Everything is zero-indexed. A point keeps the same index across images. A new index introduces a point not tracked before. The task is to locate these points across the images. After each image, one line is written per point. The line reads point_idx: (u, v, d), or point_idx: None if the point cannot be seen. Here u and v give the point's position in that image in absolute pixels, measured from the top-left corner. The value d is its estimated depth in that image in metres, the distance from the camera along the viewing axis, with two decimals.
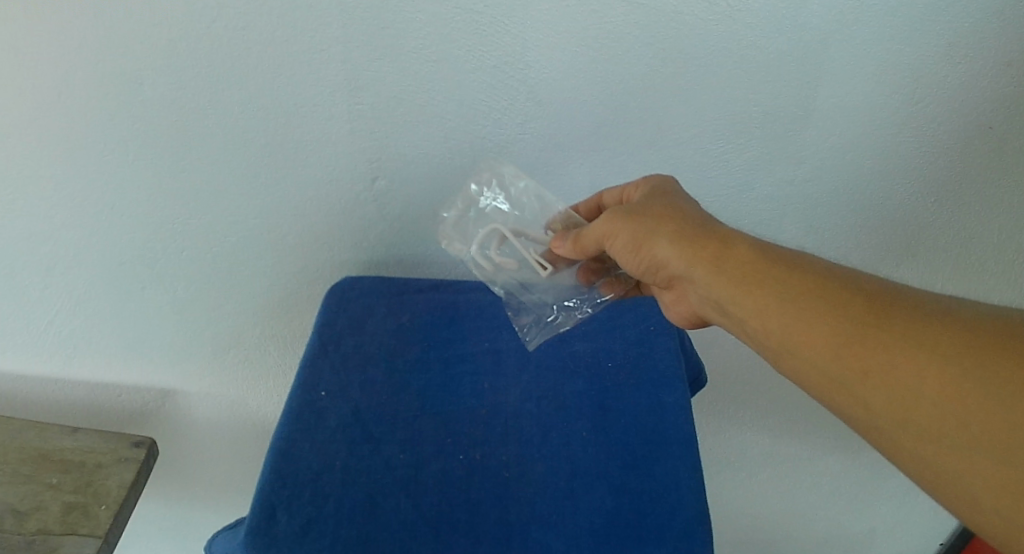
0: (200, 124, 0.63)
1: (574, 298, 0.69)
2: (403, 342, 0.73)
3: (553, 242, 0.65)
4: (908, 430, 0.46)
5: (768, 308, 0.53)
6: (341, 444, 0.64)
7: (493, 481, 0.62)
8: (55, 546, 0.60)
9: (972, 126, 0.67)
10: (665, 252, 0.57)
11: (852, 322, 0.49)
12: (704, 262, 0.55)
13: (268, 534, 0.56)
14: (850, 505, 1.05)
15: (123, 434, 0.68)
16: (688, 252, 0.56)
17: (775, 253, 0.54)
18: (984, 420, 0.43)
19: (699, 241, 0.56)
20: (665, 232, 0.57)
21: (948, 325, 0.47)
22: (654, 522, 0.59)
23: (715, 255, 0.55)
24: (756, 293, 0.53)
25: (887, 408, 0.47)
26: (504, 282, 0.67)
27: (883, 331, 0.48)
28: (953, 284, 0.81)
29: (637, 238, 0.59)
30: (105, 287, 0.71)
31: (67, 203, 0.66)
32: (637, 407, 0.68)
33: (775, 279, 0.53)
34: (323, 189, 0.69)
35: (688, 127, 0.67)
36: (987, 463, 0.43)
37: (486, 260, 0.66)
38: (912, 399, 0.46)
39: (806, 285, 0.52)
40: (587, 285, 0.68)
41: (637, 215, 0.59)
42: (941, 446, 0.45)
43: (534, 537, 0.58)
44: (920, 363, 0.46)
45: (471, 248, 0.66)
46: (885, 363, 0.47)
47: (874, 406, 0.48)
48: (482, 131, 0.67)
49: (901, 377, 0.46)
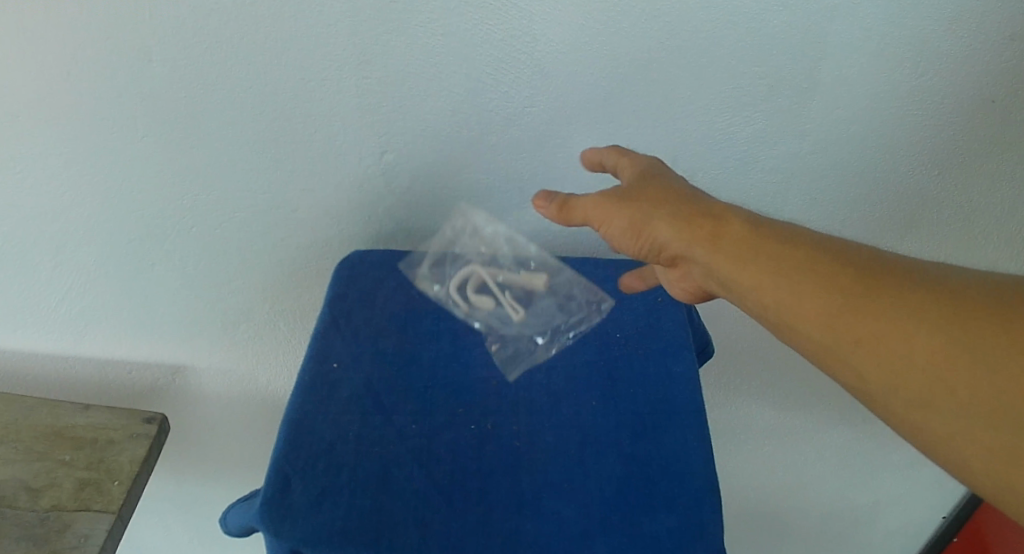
0: (208, 98, 0.61)
1: (553, 334, 0.65)
2: (412, 314, 0.66)
3: (537, 202, 0.58)
4: (904, 400, 0.43)
5: (765, 284, 0.48)
6: (353, 416, 0.57)
7: (504, 454, 0.56)
8: (69, 521, 0.65)
9: (976, 101, 0.68)
10: (663, 234, 0.53)
11: (842, 293, 0.45)
12: (701, 244, 0.51)
13: (283, 503, 0.51)
14: (881, 487, 0.98)
15: (134, 411, 0.73)
16: (678, 226, 0.52)
17: (767, 225, 0.50)
18: (977, 389, 0.40)
19: (687, 214, 0.52)
20: (655, 209, 0.53)
21: (937, 296, 0.43)
22: (684, 502, 0.53)
23: (704, 227, 0.51)
24: (750, 268, 0.49)
25: (880, 376, 0.44)
26: (480, 318, 0.66)
27: (875, 302, 0.44)
28: (956, 257, 0.81)
29: (635, 223, 0.54)
30: (115, 264, 0.71)
31: (75, 180, 0.65)
32: (662, 380, 0.61)
33: (763, 249, 0.49)
34: (329, 163, 0.67)
35: (693, 101, 0.67)
36: (982, 429, 0.40)
37: (463, 300, 0.67)
38: (906, 373, 0.43)
39: (800, 260, 0.48)
40: (564, 309, 0.67)
41: (632, 193, 0.55)
42: (935, 415, 0.42)
43: (549, 506, 0.53)
44: (909, 331, 0.43)
45: (448, 287, 0.68)
46: (877, 333, 0.44)
47: (867, 374, 0.44)
48: (488, 104, 0.65)
49: (893, 349, 0.43)
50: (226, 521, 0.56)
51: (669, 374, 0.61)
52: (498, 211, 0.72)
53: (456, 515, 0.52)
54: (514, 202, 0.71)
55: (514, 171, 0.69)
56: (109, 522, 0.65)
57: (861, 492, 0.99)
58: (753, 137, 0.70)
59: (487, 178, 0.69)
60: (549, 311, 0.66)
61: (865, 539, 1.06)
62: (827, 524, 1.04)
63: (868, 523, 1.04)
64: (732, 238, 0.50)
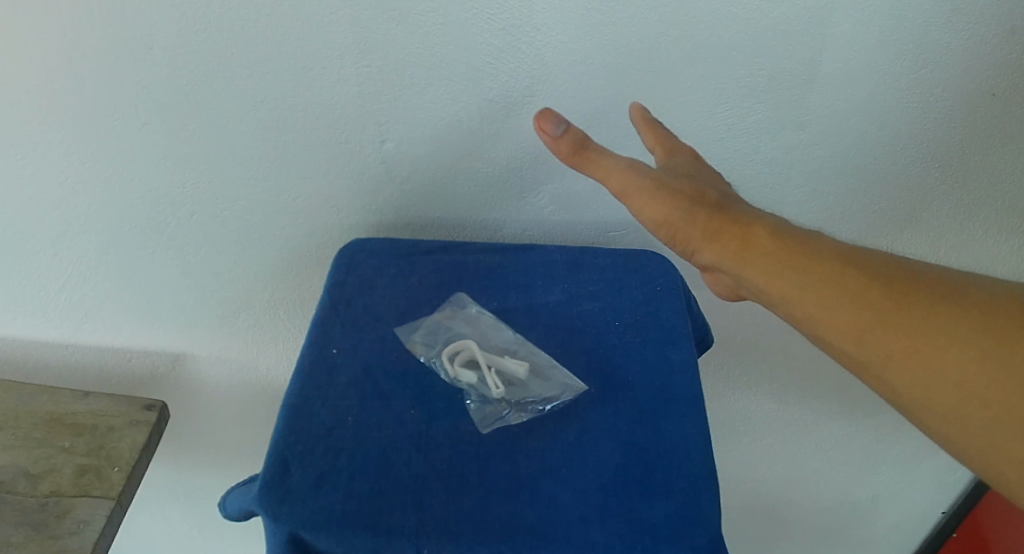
0: (209, 87, 0.62)
1: (532, 396, 0.58)
2: (412, 301, 0.65)
3: (540, 122, 0.52)
4: (933, 411, 0.43)
5: (794, 296, 0.47)
6: (352, 401, 0.57)
7: (502, 438, 0.55)
8: (69, 507, 0.65)
9: (975, 94, 0.68)
10: (693, 236, 0.50)
11: (873, 308, 0.45)
12: (730, 253, 0.49)
13: (282, 487, 0.51)
14: (881, 480, 0.98)
15: (134, 399, 0.74)
16: (710, 233, 0.49)
17: (791, 232, 0.49)
18: (1007, 401, 0.41)
19: (717, 219, 0.50)
20: (688, 208, 0.50)
21: (965, 308, 0.43)
22: (683, 488, 0.53)
23: (735, 237, 0.49)
24: (782, 282, 0.47)
25: (912, 390, 0.44)
26: (461, 351, 0.60)
27: (905, 317, 0.44)
28: (957, 251, 0.81)
29: (666, 214, 0.50)
30: (116, 251, 0.71)
31: (77, 166, 0.65)
32: (660, 367, 0.61)
33: (793, 261, 0.48)
34: (330, 151, 0.67)
35: (693, 92, 0.67)
36: (1013, 439, 0.41)
37: (449, 332, 0.62)
38: (936, 385, 0.43)
39: (828, 270, 0.47)
40: (550, 369, 0.60)
41: (664, 182, 0.51)
42: (963, 425, 0.42)
43: (548, 491, 0.52)
44: (942, 346, 0.43)
45: (440, 316, 0.64)
46: (907, 348, 0.44)
47: (899, 387, 0.44)
48: (488, 93, 0.65)
49: (925, 364, 0.43)
50: (226, 505, 0.57)
51: (667, 361, 0.61)
52: (497, 200, 0.72)
53: (454, 499, 0.51)
54: (513, 191, 0.72)
55: (514, 160, 0.69)
56: (108, 508, 0.65)
57: (859, 485, 0.99)
58: (753, 128, 0.70)
59: (486, 167, 0.70)
60: (548, 299, 0.67)
61: (864, 534, 1.06)
62: (827, 518, 1.04)
63: (868, 518, 1.04)
64: (762, 249, 0.48)
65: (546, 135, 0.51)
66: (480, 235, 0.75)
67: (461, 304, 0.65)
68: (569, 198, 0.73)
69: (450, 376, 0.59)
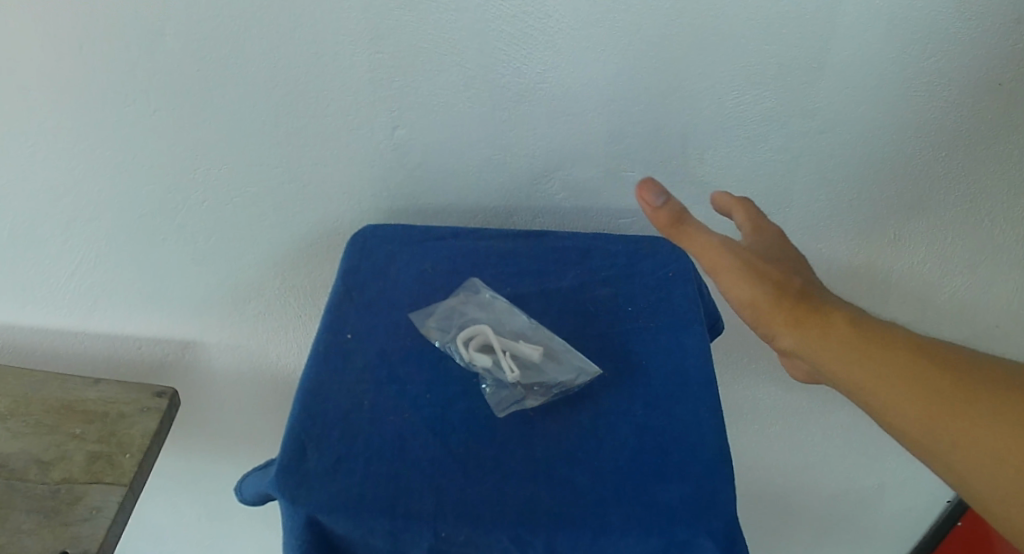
0: (220, 73, 0.62)
1: (547, 379, 0.58)
2: (425, 287, 0.65)
3: (641, 191, 0.51)
4: (1004, 504, 0.40)
5: (859, 378, 0.46)
6: (369, 385, 0.57)
7: (519, 422, 0.55)
8: (81, 493, 0.65)
9: (983, 84, 0.68)
10: (771, 316, 0.49)
11: (946, 400, 0.43)
12: (803, 332, 0.48)
13: (299, 470, 0.51)
14: (886, 468, 0.99)
15: (145, 386, 0.74)
16: (786, 313, 0.49)
17: (865, 319, 0.48)
18: None
19: (795, 302, 0.49)
20: (769, 287, 0.49)
21: None
22: (699, 472, 0.53)
23: (809, 320, 0.48)
24: (857, 370, 0.45)
25: (981, 480, 0.41)
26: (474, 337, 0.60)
27: (986, 411, 0.41)
28: (960, 240, 0.80)
29: (750, 294, 0.50)
30: (126, 238, 0.72)
31: (88, 152, 0.66)
32: (674, 351, 0.61)
33: (870, 351, 0.46)
34: (342, 138, 0.67)
35: (705, 79, 0.67)
36: None
37: (462, 319, 0.62)
38: (1005, 476, 0.40)
39: (895, 353, 0.45)
40: (565, 351, 0.60)
41: (750, 262, 0.51)
42: None
43: (565, 474, 0.52)
44: (1010, 436, 0.40)
45: (452, 303, 0.63)
46: (975, 436, 0.41)
47: (972, 482, 0.41)
48: (501, 81, 0.65)
49: (995, 453, 0.40)
50: (243, 490, 0.57)
51: (681, 345, 0.61)
52: (508, 187, 0.72)
53: (471, 482, 0.51)
54: (525, 177, 0.72)
55: (526, 147, 0.70)
56: (120, 495, 0.65)
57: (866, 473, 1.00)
58: (763, 115, 0.70)
59: (498, 153, 0.70)
60: (561, 284, 0.67)
61: (871, 523, 1.07)
62: (832, 506, 1.04)
63: (873, 505, 1.04)
64: (840, 337, 0.47)
65: (647, 203, 0.51)
66: (491, 222, 0.75)
67: (474, 290, 0.65)
68: (580, 185, 0.73)
69: (464, 361, 0.58)
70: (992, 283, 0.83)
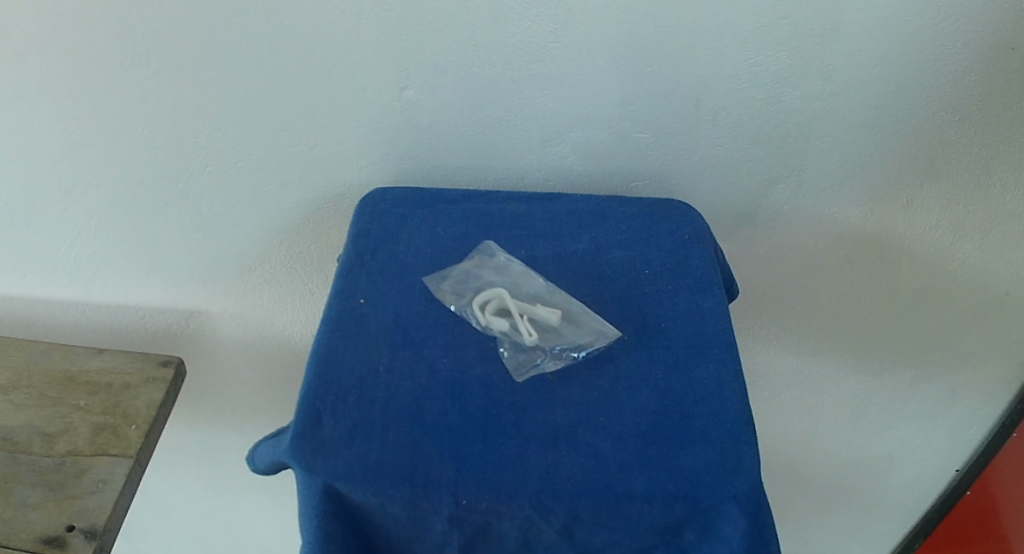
0: (220, 33, 0.60)
1: (565, 343, 0.57)
2: (438, 251, 0.64)
3: None
4: None
5: None
6: (383, 350, 0.55)
7: (537, 386, 0.54)
8: (87, 465, 0.64)
9: (995, 48, 0.66)
10: None
11: None
12: None
13: (314, 438, 0.50)
14: (894, 432, 0.99)
15: (149, 356, 0.73)
16: None
17: None
18: None
19: None
20: None
21: None
22: (723, 436, 0.51)
23: None
24: None
25: None
26: (492, 301, 0.59)
27: None
28: (975, 205, 0.78)
29: None
30: (127, 206, 0.71)
31: (87, 118, 0.64)
32: (694, 314, 0.59)
33: None
34: (349, 100, 0.65)
35: (718, 40, 0.65)
36: None
37: (479, 282, 0.61)
38: None
39: None
40: (583, 315, 0.59)
41: None
42: None
43: (586, 439, 0.51)
44: None
45: (468, 266, 0.62)
46: None
47: None
48: (512, 40, 0.63)
49: None
50: (256, 459, 0.56)
51: (699, 309, 0.60)
52: (520, 149, 0.70)
53: (491, 448, 0.50)
54: (536, 139, 0.70)
55: (537, 109, 0.68)
56: (126, 467, 0.64)
57: (876, 438, 1.00)
58: (774, 78, 0.68)
59: (508, 115, 0.68)
60: (576, 247, 0.65)
61: (881, 489, 1.07)
62: (841, 471, 1.05)
63: (881, 470, 1.04)
64: None
65: None
66: (502, 185, 0.73)
67: (490, 254, 0.64)
68: (593, 147, 0.71)
69: (481, 324, 0.57)
70: (1006, 252, 0.81)
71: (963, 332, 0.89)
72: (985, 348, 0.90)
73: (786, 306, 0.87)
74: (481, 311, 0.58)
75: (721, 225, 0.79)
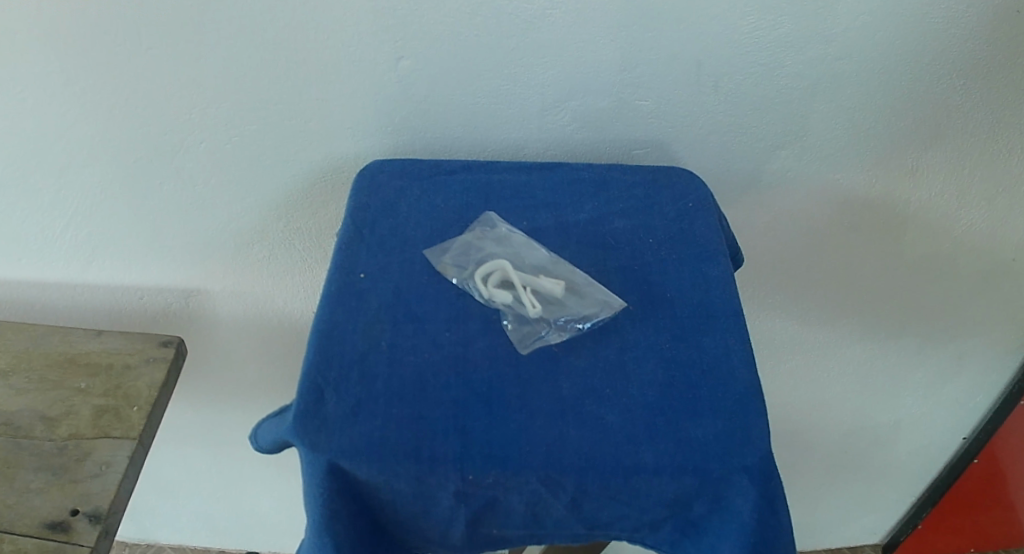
0: (208, 6, 0.58)
1: (569, 314, 0.56)
2: (437, 224, 0.63)
3: None
4: None
5: None
6: (385, 325, 0.55)
7: (542, 358, 0.53)
8: (90, 448, 0.64)
9: (1005, 7, 0.64)
10: None
11: None
12: None
13: (317, 416, 0.49)
14: (900, 399, 0.99)
15: (149, 336, 0.72)
16: None
17: None
18: None
19: None
20: None
21: None
22: (731, 406, 0.51)
23: None
24: None
25: None
26: (494, 273, 0.58)
27: None
28: (982, 169, 0.76)
29: None
30: (121, 185, 0.69)
31: (76, 97, 0.63)
32: (699, 283, 0.58)
33: None
34: (343, 72, 0.64)
35: (720, 3, 0.63)
36: None
37: (480, 254, 0.60)
38: None
39: None
40: (587, 285, 0.58)
41: None
42: None
43: (593, 412, 0.50)
44: None
45: (469, 238, 0.61)
46: None
47: None
48: (508, 7, 0.62)
49: None
50: (259, 438, 0.55)
51: (705, 277, 0.59)
52: (518, 118, 0.69)
53: (497, 423, 0.49)
54: (535, 108, 0.68)
55: (536, 77, 0.66)
56: (130, 449, 0.64)
57: (882, 405, 1.00)
58: (779, 42, 0.66)
59: (507, 84, 0.66)
60: (578, 217, 0.64)
61: (887, 456, 1.07)
62: (846, 438, 1.04)
63: (886, 436, 1.04)
64: None
65: None
66: (501, 155, 0.72)
67: (492, 225, 0.63)
68: (594, 115, 0.70)
69: (483, 297, 0.57)
70: (1014, 216, 0.80)
71: (970, 299, 0.88)
72: (991, 315, 0.89)
73: (792, 274, 0.86)
74: (483, 284, 0.57)
75: (725, 192, 0.78)
